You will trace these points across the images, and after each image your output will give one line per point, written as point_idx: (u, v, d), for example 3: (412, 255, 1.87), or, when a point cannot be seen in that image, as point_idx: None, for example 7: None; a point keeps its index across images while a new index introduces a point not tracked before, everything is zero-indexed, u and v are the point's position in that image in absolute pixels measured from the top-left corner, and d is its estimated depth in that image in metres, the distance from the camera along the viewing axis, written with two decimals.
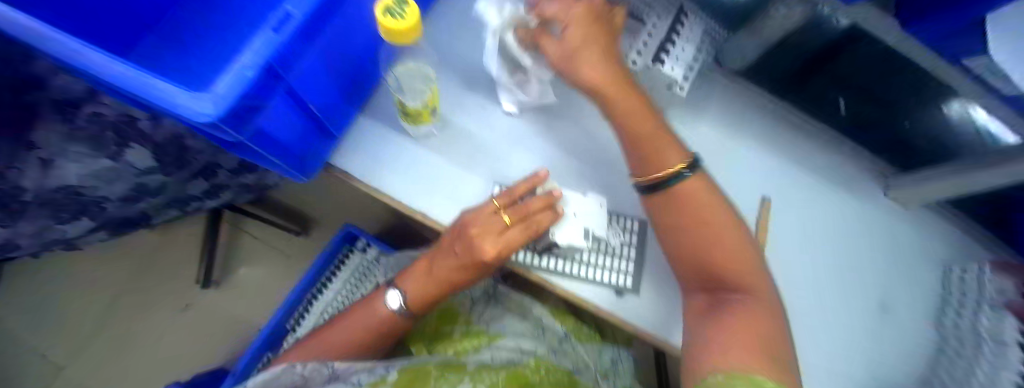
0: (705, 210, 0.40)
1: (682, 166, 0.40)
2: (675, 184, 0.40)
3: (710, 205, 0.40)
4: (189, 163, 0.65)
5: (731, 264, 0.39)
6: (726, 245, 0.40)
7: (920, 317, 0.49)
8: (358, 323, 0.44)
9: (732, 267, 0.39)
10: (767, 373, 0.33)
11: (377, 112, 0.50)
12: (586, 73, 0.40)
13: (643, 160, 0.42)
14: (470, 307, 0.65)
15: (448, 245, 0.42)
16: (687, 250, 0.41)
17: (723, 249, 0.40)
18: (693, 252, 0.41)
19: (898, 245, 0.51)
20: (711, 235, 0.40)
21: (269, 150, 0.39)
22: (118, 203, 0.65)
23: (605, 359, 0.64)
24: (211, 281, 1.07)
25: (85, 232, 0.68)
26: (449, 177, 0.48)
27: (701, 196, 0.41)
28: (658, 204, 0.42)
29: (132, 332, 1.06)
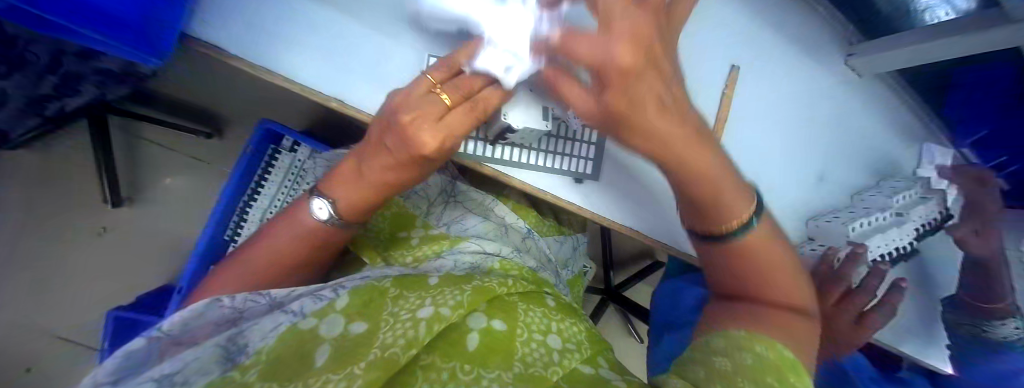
0: (762, 249, 0.40)
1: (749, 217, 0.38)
2: (740, 237, 0.39)
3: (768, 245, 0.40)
4: (27, 61, 0.47)
5: (783, 294, 0.40)
6: (774, 276, 0.40)
7: (843, 184, 0.60)
8: (287, 237, 0.38)
9: (784, 296, 0.40)
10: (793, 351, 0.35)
11: None
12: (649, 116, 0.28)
13: (706, 209, 0.38)
14: (427, 209, 0.58)
15: (377, 138, 0.33)
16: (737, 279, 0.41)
17: (779, 284, 0.40)
18: (741, 279, 0.41)
19: (844, 118, 0.58)
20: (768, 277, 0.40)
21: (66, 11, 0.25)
22: None
23: (567, 246, 0.69)
24: (122, 199, 0.92)
25: None
26: (367, 49, 0.38)
27: (762, 244, 0.40)
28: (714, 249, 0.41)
29: (39, 257, 0.89)
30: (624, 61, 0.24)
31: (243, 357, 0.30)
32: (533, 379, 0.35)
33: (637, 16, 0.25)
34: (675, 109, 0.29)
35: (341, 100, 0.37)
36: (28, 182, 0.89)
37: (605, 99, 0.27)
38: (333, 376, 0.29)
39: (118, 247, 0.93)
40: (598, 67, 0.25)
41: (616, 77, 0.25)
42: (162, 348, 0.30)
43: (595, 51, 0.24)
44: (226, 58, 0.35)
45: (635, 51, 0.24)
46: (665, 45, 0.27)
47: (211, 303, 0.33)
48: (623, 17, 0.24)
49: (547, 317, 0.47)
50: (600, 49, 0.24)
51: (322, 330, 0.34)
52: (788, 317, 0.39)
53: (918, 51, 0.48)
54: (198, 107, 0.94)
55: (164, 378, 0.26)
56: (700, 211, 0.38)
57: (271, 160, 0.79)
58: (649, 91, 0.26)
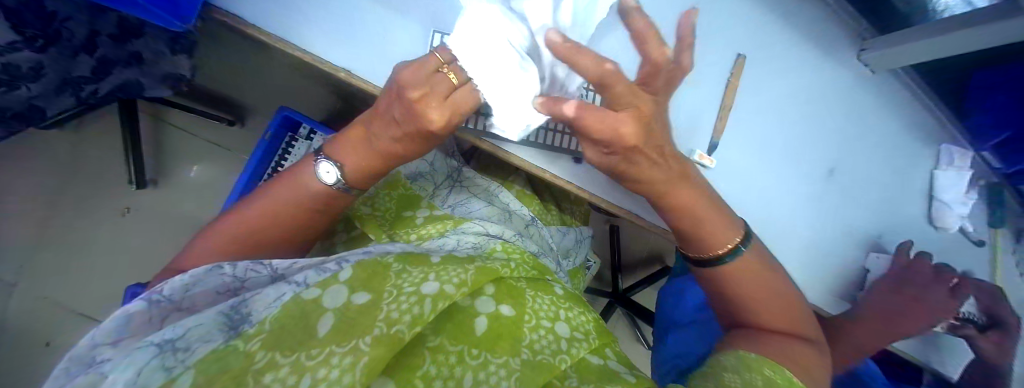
0: (756, 280, 0.44)
1: (738, 242, 0.42)
2: (728, 262, 0.43)
3: (767, 275, 0.44)
4: (63, 36, 0.49)
5: (784, 324, 0.44)
6: (768, 300, 0.44)
7: (860, 178, 0.58)
8: (287, 201, 0.39)
9: (785, 325, 0.44)
10: (796, 372, 0.38)
11: None
12: (627, 166, 0.34)
13: (700, 242, 0.43)
14: (433, 191, 0.60)
15: (385, 108, 0.33)
16: (740, 304, 0.45)
17: (776, 310, 0.44)
18: (744, 305, 0.45)
19: (856, 110, 0.57)
20: (764, 306, 0.44)
21: None
22: None
23: (570, 238, 0.69)
24: (148, 181, 0.96)
25: None
26: (378, 25, 0.39)
27: (755, 275, 0.44)
28: (717, 276, 0.45)
29: (69, 237, 0.94)
30: (629, 140, 0.30)
31: (246, 325, 0.30)
32: (545, 370, 0.36)
33: (639, 100, 0.29)
34: (664, 161, 0.35)
35: (349, 70, 0.38)
36: (66, 164, 0.94)
37: (611, 158, 0.33)
38: (338, 348, 0.30)
39: (141, 226, 0.97)
40: (607, 143, 0.30)
41: (622, 148, 0.31)
42: (162, 314, 0.31)
43: (605, 129, 0.29)
44: (242, 25, 0.37)
45: (635, 129, 0.29)
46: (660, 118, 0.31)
47: (211, 270, 0.34)
48: (628, 101, 0.29)
49: (554, 305, 0.46)
50: (607, 128, 0.29)
51: (326, 300, 0.33)
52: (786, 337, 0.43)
53: (951, 42, 0.46)
54: (221, 96, 0.97)
55: (166, 344, 0.27)
56: (693, 243, 0.43)
57: (288, 146, 0.83)
58: (644, 156, 0.32)
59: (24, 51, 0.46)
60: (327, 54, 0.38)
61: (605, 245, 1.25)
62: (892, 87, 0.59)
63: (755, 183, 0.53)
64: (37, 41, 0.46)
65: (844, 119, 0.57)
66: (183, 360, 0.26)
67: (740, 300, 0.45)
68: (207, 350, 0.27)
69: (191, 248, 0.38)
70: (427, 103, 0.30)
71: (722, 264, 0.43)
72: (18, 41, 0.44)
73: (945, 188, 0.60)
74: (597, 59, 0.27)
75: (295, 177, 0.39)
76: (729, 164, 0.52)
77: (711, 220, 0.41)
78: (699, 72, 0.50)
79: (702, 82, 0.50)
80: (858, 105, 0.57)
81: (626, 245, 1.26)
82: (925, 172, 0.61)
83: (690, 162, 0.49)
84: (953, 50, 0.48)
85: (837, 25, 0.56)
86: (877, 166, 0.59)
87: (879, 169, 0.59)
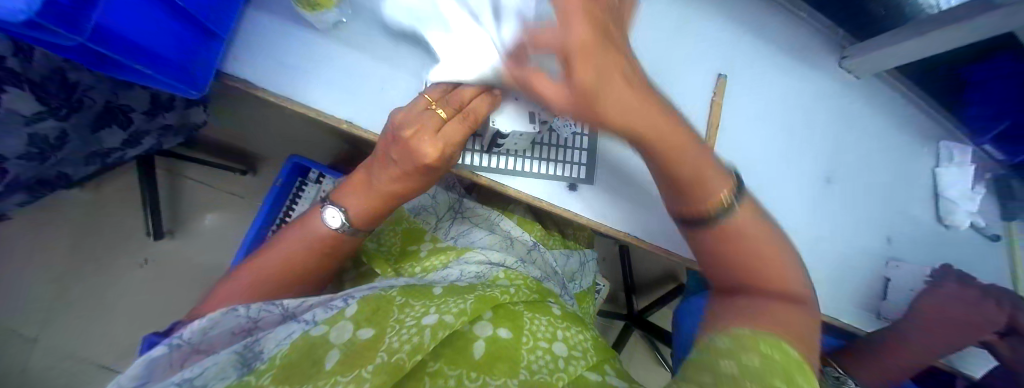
0: (750, 240, 0.37)
1: (728, 194, 0.36)
2: (721, 216, 0.36)
3: (757, 236, 0.38)
4: (87, 106, 0.53)
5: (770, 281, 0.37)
6: (768, 261, 0.37)
7: (860, 180, 0.58)
8: (295, 246, 0.40)
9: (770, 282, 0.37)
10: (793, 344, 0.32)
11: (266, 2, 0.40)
12: None
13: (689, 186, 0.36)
14: (436, 223, 0.61)
15: (383, 151, 0.36)
16: (721, 256, 0.38)
17: (764, 267, 0.37)
18: (728, 258, 0.38)
19: (845, 113, 0.58)
20: (750, 262, 0.37)
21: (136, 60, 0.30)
22: (32, 164, 0.53)
23: (575, 263, 0.69)
24: (165, 232, 0.99)
25: (8, 195, 0.57)
26: (377, 78, 0.41)
27: (745, 225, 0.37)
28: (704, 232, 0.38)
29: (88, 291, 0.96)
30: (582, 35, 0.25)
31: (258, 362, 0.31)
32: None
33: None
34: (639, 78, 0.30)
35: (349, 122, 0.40)
36: (87, 220, 0.98)
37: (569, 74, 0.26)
38: (341, 378, 0.30)
39: (157, 278, 0.99)
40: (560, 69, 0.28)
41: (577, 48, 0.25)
42: (182, 356, 0.32)
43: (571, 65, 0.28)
44: (252, 88, 0.40)
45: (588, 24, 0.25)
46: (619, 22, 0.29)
47: (226, 312, 0.34)
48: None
49: (553, 326, 0.45)
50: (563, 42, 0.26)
51: (332, 336, 0.33)
52: (778, 300, 0.36)
53: (929, 43, 0.47)
54: (232, 147, 1.02)
55: (184, 382, 0.28)
56: (680, 189, 0.37)
57: (299, 190, 0.84)
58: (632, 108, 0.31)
59: (49, 120, 0.49)
60: (330, 109, 0.40)
61: (616, 265, 1.23)
62: (878, 88, 0.60)
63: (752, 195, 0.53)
64: (61, 109, 0.50)
65: (834, 124, 0.57)
66: None
67: (732, 265, 0.38)
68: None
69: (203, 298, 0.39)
70: (418, 139, 0.33)
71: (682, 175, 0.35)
72: (44, 111, 0.48)
73: (950, 186, 0.59)
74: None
75: (303, 223, 0.41)
76: None
77: (700, 164, 0.35)
78: (681, 96, 0.51)
79: (688, 104, 0.51)
80: (846, 108, 0.58)
81: (637, 264, 1.25)
82: (926, 170, 0.61)
83: None
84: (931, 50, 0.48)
85: (816, 36, 0.58)
86: (876, 166, 0.59)
87: (878, 172, 0.59)
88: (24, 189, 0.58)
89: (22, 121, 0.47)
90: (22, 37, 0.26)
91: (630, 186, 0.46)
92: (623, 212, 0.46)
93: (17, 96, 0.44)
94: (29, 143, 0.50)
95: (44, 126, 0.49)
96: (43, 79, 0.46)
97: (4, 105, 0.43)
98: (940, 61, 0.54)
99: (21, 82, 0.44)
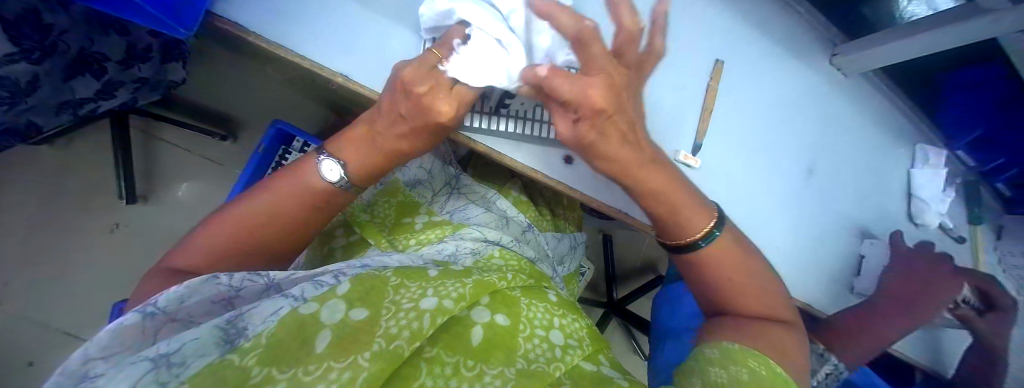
0: (734, 274, 0.44)
1: (711, 227, 0.42)
2: (701, 246, 0.42)
3: (735, 267, 0.44)
4: (61, 50, 0.50)
5: (750, 308, 0.44)
6: (750, 292, 0.44)
7: (843, 172, 0.60)
8: (281, 198, 0.37)
9: (753, 311, 0.44)
10: (773, 357, 0.38)
11: None
12: (617, 152, 0.34)
13: (674, 225, 0.42)
14: (431, 197, 0.59)
15: (389, 106, 0.34)
16: (711, 285, 0.45)
17: (750, 295, 0.44)
18: (718, 284, 0.44)
19: (834, 108, 0.60)
20: (740, 293, 0.43)
21: None
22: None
23: (565, 245, 0.69)
24: (139, 197, 0.96)
25: None
26: (379, 32, 0.40)
27: (724, 252, 0.43)
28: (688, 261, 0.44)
29: (52, 254, 0.92)
30: (596, 101, 0.29)
31: (242, 340, 0.27)
32: (535, 377, 0.35)
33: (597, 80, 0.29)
34: (634, 140, 0.35)
35: (346, 76, 0.39)
36: (56, 180, 0.94)
37: (579, 127, 0.32)
38: (335, 364, 0.28)
39: (128, 244, 0.95)
40: (576, 103, 0.30)
41: (590, 112, 0.30)
42: (156, 326, 0.28)
43: (576, 91, 0.29)
44: (245, 33, 0.38)
45: (604, 91, 0.29)
46: (632, 76, 0.34)
47: (207, 280, 0.31)
48: (599, 70, 0.31)
49: (549, 312, 0.46)
50: (578, 89, 0.29)
51: (323, 315, 0.31)
52: (760, 323, 0.42)
53: (905, 44, 0.49)
54: (213, 111, 0.98)
55: (161, 358, 0.25)
56: (663, 224, 0.43)
57: (282, 159, 0.82)
58: (613, 125, 0.32)
59: (21, 63, 0.47)
60: (327, 62, 0.39)
61: (600, 254, 1.25)
62: (863, 85, 0.62)
63: (742, 179, 0.55)
64: (34, 52, 0.47)
65: (825, 116, 0.59)
66: (179, 374, 0.24)
67: (726, 288, 0.44)
68: (201, 365, 0.25)
69: (178, 245, 0.36)
70: (434, 94, 0.32)
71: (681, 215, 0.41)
72: (16, 52, 0.45)
73: (920, 187, 0.62)
74: (575, 18, 0.32)
75: (292, 173, 0.38)
76: (717, 160, 0.53)
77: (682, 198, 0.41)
78: (678, 79, 0.52)
79: (684, 88, 0.52)
80: (836, 103, 0.60)
81: (620, 255, 1.27)
82: (902, 171, 0.63)
83: (674, 162, 0.51)
84: (910, 54, 0.50)
85: (810, 30, 0.59)
86: (859, 161, 0.61)
87: (861, 167, 0.61)
88: None
89: None
90: None
91: None
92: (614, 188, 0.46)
93: None
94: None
95: (13, 69, 0.46)
96: (17, 18, 0.43)
97: None
98: (919, 67, 0.57)
99: None
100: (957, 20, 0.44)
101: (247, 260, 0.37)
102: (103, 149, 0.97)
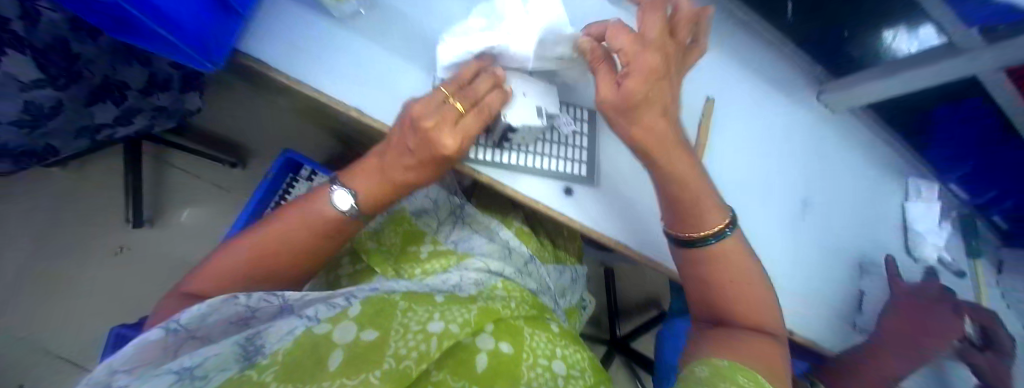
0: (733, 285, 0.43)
1: (725, 225, 0.43)
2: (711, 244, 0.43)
3: (744, 293, 0.43)
4: (84, 78, 0.52)
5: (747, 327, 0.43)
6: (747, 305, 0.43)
7: (839, 205, 0.61)
8: (294, 227, 0.39)
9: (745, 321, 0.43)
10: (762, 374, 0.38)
11: None
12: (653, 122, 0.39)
13: (686, 216, 0.43)
14: (436, 227, 0.60)
15: (399, 140, 0.36)
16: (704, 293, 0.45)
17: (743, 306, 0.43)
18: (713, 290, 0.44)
19: (826, 144, 0.62)
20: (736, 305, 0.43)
21: (154, 21, 0.31)
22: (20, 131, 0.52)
23: (567, 276, 0.70)
24: (145, 221, 0.97)
25: None
26: (390, 70, 0.43)
27: (725, 283, 0.44)
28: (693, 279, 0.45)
29: (55, 277, 0.92)
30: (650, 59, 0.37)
31: (259, 356, 0.30)
32: None
33: None
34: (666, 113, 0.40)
35: (359, 110, 0.41)
36: (67, 204, 0.96)
37: (625, 85, 0.37)
38: (348, 380, 0.30)
39: (129, 269, 0.95)
40: (629, 58, 0.37)
41: (642, 68, 0.37)
42: (178, 343, 0.30)
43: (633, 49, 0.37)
44: (264, 68, 0.40)
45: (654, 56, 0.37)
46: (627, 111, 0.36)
47: (227, 300, 0.31)
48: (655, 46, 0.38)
49: (553, 343, 0.46)
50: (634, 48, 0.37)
51: (336, 336, 0.33)
52: (754, 336, 0.42)
53: (876, 86, 0.53)
54: (225, 139, 1.01)
55: (184, 372, 0.27)
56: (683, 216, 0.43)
57: (290, 186, 0.83)
58: (657, 90, 0.38)
59: (47, 89, 0.49)
60: (340, 96, 0.41)
61: (602, 287, 1.24)
62: (851, 120, 0.65)
63: (739, 210, 0.56)
64: (59, 79, 0.49)
65: (818, 150, 0.61)
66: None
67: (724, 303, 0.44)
68: (223, 379, 0.28)
69: (194, 271, 0.37)
70: (438, 130, 0.34)
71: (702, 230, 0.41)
72: (43, 79, 0.47)
73: (917, 221, 0.63)
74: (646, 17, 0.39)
75: (306, 203, 0.40)
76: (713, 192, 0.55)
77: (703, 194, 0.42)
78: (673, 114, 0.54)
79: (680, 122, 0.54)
80: (828, 141, 0.62)
81: (622, 288, 1.26)
82: (897, 204, 0.65)
83: None
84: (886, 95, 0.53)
85: (796, 69, 0.62)
86: (854, 194, 0.62)
87: (856, 200, 0.62)
88: (9, 158, 0.57)
89: (17, 87, 0.46)
90: None
91: (622, 198, 0.48)
92: (615, 219, 0.47)
93: (20, 61, 0.44)
94: (23, 110, 0.49)
95: (38, 95, 0.49)
96: (47, 47, 0.46)
97: (5, 67, 0.43)
98: (898, 105, 0.60)
99: (25, 47, 0.44)
100: (925, 61, 0.47)
101: (254, 288, 0.37)
102: (114, 174, 0.99)
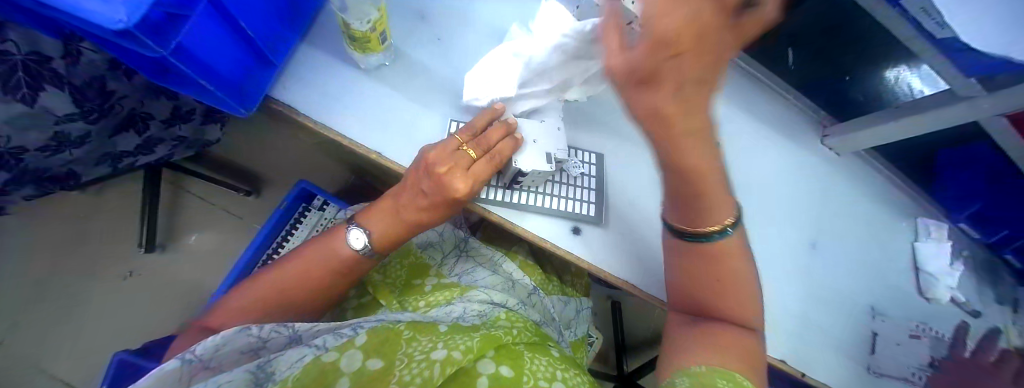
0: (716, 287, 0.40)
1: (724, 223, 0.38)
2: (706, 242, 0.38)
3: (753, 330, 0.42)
4: (113, 111, 0.55)
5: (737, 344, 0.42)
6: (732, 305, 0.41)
7: (847, 245, 0.61)
8: (310, 265, 0.40)
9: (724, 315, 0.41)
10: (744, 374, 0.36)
11: (320, 42, 0.46)
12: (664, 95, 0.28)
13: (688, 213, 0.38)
14: (441, 259, 0.61)
15: (414, 183, 0.38)
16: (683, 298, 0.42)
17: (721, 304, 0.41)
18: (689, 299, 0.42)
19: (830, 184, 0.63)
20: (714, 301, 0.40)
21: (197, 73, 0.34)
22: (45, 154, 0.54)
23: (571, 311, 0.69)
24: (157, 245, 0.98)
25: (14, 189, 0.58)
26: (408, 115, 0.45)
27: None
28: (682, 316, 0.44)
29: (65, 299, 0.94)
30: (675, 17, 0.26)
31: (270, 383, 0.30)
32: None
33: None
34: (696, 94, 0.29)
35: (379, 153, 0.43)
36: (84, 227, 0.98)
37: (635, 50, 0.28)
38: None
39: (136, 293, 0.96)
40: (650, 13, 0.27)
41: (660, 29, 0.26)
42: (192, 372, 0.31)
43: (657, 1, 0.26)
44: (291, 112, 0.43)
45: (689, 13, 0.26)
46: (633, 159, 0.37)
47: (240, 331, 0.33)
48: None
49: (553, 367, 0.45)
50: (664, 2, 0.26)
51: (342, 364, 0.33)
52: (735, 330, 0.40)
53: (885, 130, 0.53)
54: (240, 168, 1.04)
55: None
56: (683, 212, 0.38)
57: (300, 217, 0.84)
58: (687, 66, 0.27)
59: (78, 121, 0.52)
60: (360, 139, 0.43)
61: (610, 321, 1.22)
62: (856, 161, 0.65)
63: None
64: (92, 113, 0.52)
65: (821, 188, 0.62)
66: None
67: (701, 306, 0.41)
68: None
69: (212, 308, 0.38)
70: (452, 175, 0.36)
71: (699, 271, 0.40)
72: (76, 113, 0.50)
73: (925, 261, 0.62)
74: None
75: (322, 242, 0.41)
76: None
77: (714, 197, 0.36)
78: None
79: None
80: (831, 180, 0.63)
81: (630, 323, 1.24)
82: (906, 243, 0.64)
83: None
84: (890, 138, 0.54)
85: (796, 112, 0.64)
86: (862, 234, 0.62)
87: (865, 241, 0.62)
88: (33, 183, 0.59)
89: (53, 120, 0.49)
90: (109, 45, 0.32)
91: (630, 237, 0.48)
92: (622, 259, 0.47)
93: (57, 96, 0.47)
94: (50, 139, 0.52)
95: (71, 127, 0.52)
96: (83, 85, 0.49)
97: (42, 102, 0.46)
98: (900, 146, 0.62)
99: (65, 84, 0.47)
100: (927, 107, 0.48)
101: None
102: (130, 198, 1.01)
